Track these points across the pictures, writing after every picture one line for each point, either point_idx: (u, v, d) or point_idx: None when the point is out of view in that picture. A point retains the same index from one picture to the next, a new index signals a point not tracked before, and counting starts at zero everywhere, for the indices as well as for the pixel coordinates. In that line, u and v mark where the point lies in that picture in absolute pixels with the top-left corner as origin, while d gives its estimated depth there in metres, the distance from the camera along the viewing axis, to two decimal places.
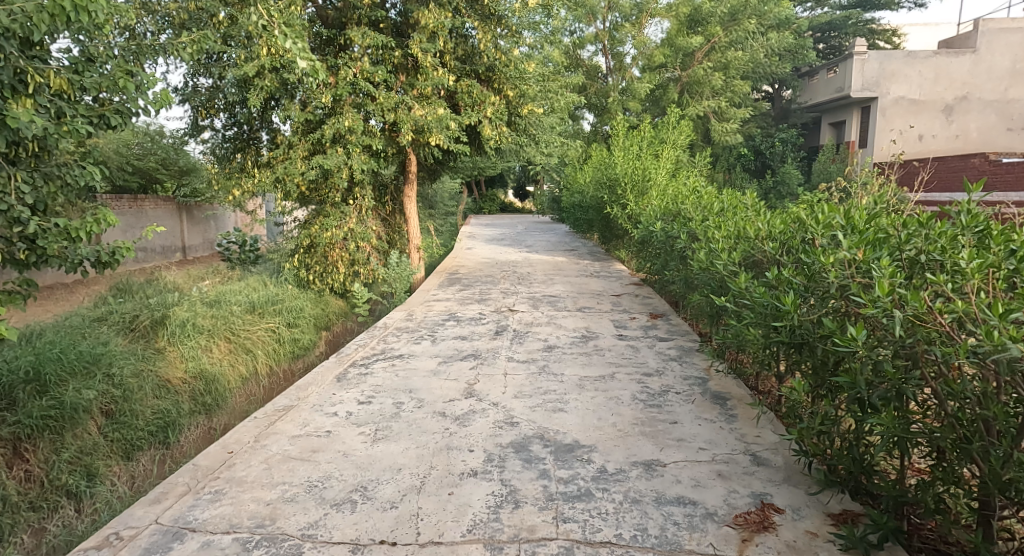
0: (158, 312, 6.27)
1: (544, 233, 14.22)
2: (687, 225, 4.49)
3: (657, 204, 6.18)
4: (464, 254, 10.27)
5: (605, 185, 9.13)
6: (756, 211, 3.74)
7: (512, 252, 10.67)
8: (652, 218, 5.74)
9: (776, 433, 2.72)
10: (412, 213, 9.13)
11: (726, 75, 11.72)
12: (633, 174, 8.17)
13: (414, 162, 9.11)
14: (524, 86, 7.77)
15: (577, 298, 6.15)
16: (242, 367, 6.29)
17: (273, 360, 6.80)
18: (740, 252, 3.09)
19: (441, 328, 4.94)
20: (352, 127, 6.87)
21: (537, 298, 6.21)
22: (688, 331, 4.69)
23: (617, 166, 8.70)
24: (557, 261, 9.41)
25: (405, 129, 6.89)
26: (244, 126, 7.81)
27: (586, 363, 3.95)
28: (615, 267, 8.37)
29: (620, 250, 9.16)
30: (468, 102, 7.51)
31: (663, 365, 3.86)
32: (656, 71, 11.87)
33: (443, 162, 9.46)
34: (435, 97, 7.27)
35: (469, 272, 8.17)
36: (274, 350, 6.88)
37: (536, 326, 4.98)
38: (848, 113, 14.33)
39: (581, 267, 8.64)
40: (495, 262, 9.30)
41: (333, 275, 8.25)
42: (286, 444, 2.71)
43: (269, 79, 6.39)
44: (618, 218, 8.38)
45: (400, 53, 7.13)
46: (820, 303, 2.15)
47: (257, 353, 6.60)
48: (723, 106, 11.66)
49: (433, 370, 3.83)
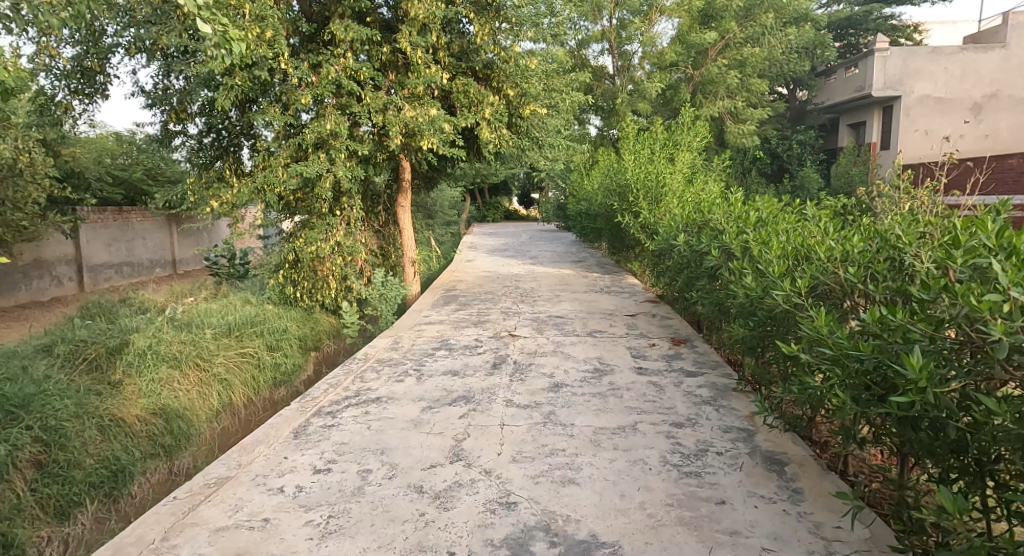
0: (116, 340, 5.61)
1: (549, 242, 13.56)
2: (719, 238, 3.79)
3: (677, 212, 5.48)
4: (463, 267, 9.62)
5: (615, 192, 8.46)
6: (811, 224, 3.06)
7: (515, 264, 9.99)
8: (671, 226, 5.06)
9: (864, 528, 2.03)
10: (407, 223, 8.48)
11: (742, 73, 11.01)
12: (646, 179, 7.49)
13: (408, 168, 8.45)
14: (526, 84, 7.12)
15: (586, 319, 5.46)
16: (214, 400, 5.65)
17: (251, 388, 6.22)
18: (807, 279, 2.34)
19: (430, 360, 4.25)
20: (334, 129, 6.20)
21: (542, 319, 5.53)
22: (719, 362, 4.00)
23: (627, 172, 8.05)
24: (563, 274, 8.75)
25: (392, 134, 6.27)
26: (221, 132, 7.25)
27: (601, 409, 3.25)
28: (628, 282, 7.70)
29: (631, 262, 8.48)
30: (464, 104, 6.89)
31: (695, 411, 3.16)
32: (666, 70, 11.19)
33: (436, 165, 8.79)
34: (428, 97, 6.64)
35: (467, 288, 7.52)
36: (251, 378, 6.29)
37: (540, 356, 4.29)
38: (869, 113, 13.60)
39: (590, 280, 7.97)
40: (497, 276, 8.63)
41: (323, 290, 7.74)
42: (204, 544, 2.03)
43: (239, 77, 5.73)
44: (629, 227, 7.72)
45: (389, 48, 6.43)
46: (963, 365, 1.60)
47: (232, 381, 6.00)
48: (739, 107, 10.98)
49: (413, 420, 3.14)
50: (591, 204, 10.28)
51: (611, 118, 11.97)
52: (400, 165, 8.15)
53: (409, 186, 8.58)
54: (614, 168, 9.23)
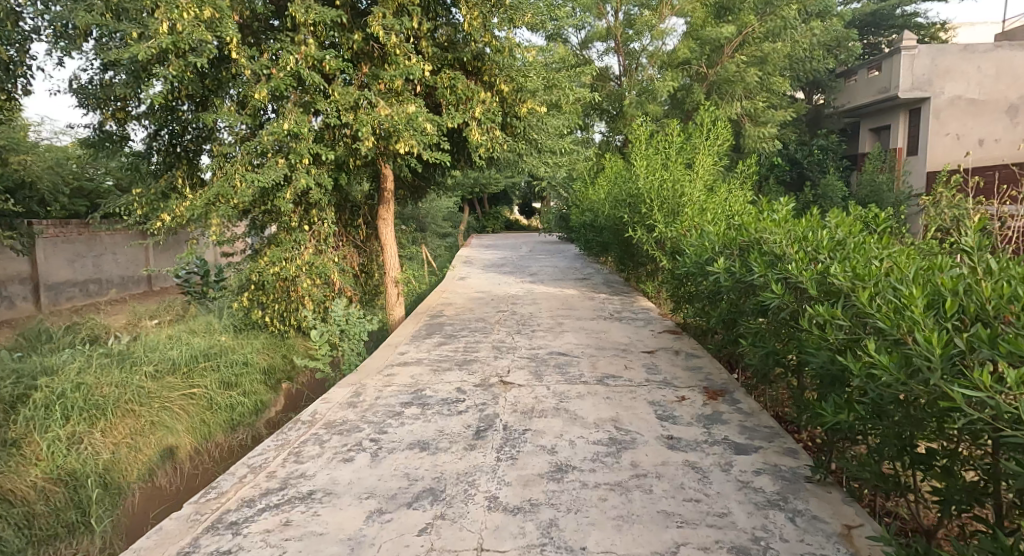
0: (22, 388, 4.73)
1: (550, 256, 12.63)
2: (777, 267, 2.82)
3: (705, 228, 4.52)
4: (455, 286, 8.68)
5: (624, 202, 7.50)
6: (942, 268, 2.15)
7: (512, 282, 9.04)
8: (701, 245, 4.09)
9: None
10: (390, 238, 7.52)
11: (763, 72, 10.08)
12: (662, 187, 6.55)
13: (392, 176, 7.50)
14: (522, 79, 6.18)
15: (596, 359, 4.51)
16: (150, 454, 4.70)
17: (199, 435, 5.32)
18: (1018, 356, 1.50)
19: (396, 423, 3.31)
20: (292, 130, 5.22)
21: (542, 358, 4.57)
22: (775, 431, 3.04)
23: (638, 179, 7.10)
24: (566, 294, 7.80)
25: (364, 137, 5.33)
26: (172, 134, 6.29)
27: (620, 517, 2.29)
28: (641, 305, 6.73)
29: (643, 282, 7.53)
30: (451, 102, 5.96)
31: (757, 525, 2.20)
32: (677, 69, 10.30)
33: (424, 174, 7.85)
34: (408, 93, 5.71)
35: (456, 313, 6.57)
36: (201, 422, 5.40)
37: (538, 419, 3.34)
38: (894, 117, 12.66)
39: (596, 303, 7.02)
40: (492, 297, 7.68)
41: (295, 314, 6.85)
42: None
43: (171, 65, 4.62)
44: (642, 242, 6.76)
45: (361, 35, 5.49)
46: None
47: (177, 427, 5.08)
48: (758, 107, 10.04)
49: (351, 540, 2.18)
50: (598, 216, 9.33)
51: (619, 121, 11.04)
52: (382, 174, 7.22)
53: (393, 196, 7.65)
54: (624, 176, 8.28)
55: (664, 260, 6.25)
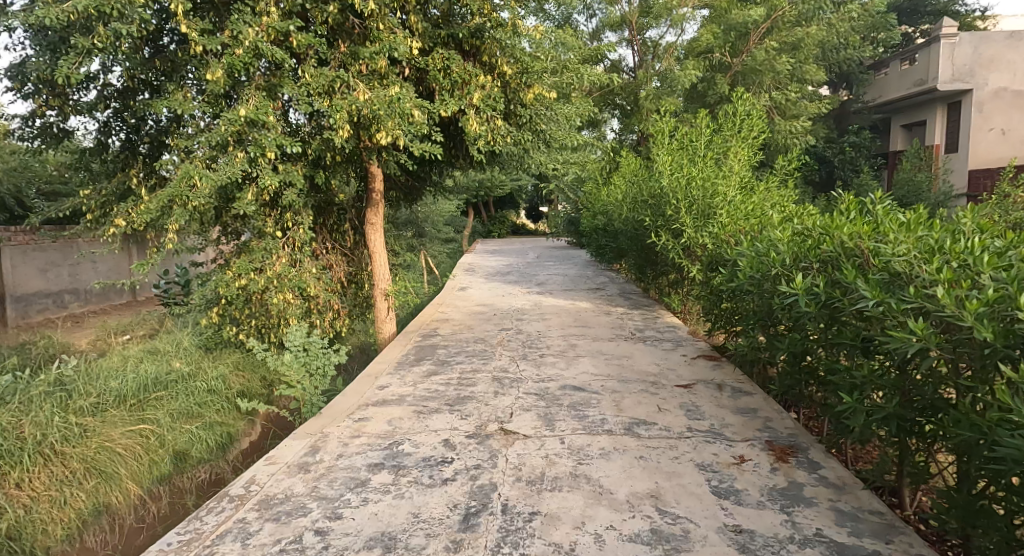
0: None
1: (559, 263, 11.77)
2: (907, 292, 1.92)
3: (757, 233, 3.63)
4: (454, 298, 7.84)
5: (644, 203, 6.63)
6: None
7: (518, 292, 8.19)
8: (758, 254, 3.22)
9: None
10: (378, 246, 6.67)
11: (794, 59, 9.23)
12: (692, 185, 5.69)
13: (381, 176, 6.64)
14: (528, 60, 5.34)
15: (621, 397, 3.64)
16: (77, 508, 4.03)
17: (146, 480, 4.54)
18: None
19: (359, 499, 2.45)
20: (249, 116, 4.33)
21: (554, 396, 3.71)
22: (888, 523, 2.17)
23: (660, 176, 6.24)
24: (579, 307, 6.94)
25: (337, 125, 4.47)
26: (125, 126, 5.42)
27: None
28: (665, 322, 5.85)
29: (666, 293, 6.67)
30: (443, 87, 5.11)
31: None
32: (699, 58, 9.46)
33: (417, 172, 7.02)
34: (394, 76, 4.87)
35: (453, 331, 5.73)
36: (150, 464, 4.63)
37: (552, 494, 2.47)
38: (930, 111, 11.74)
39: (614, 318, 6.16)
40: (495, 311, 6.83)
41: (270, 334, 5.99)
42: None
43: (97, 35, 3.74)
44: (668, 248, 5.90)
45: (338, 5, 4.63)
46: None
47: (119, 473, 4.35)
48: (790, 99, 9.16)
49: None
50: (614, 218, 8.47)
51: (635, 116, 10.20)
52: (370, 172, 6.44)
53: (382, 199, 6.79)
54: (643, 173, 7.40)
55: (696, 269, 5.39)
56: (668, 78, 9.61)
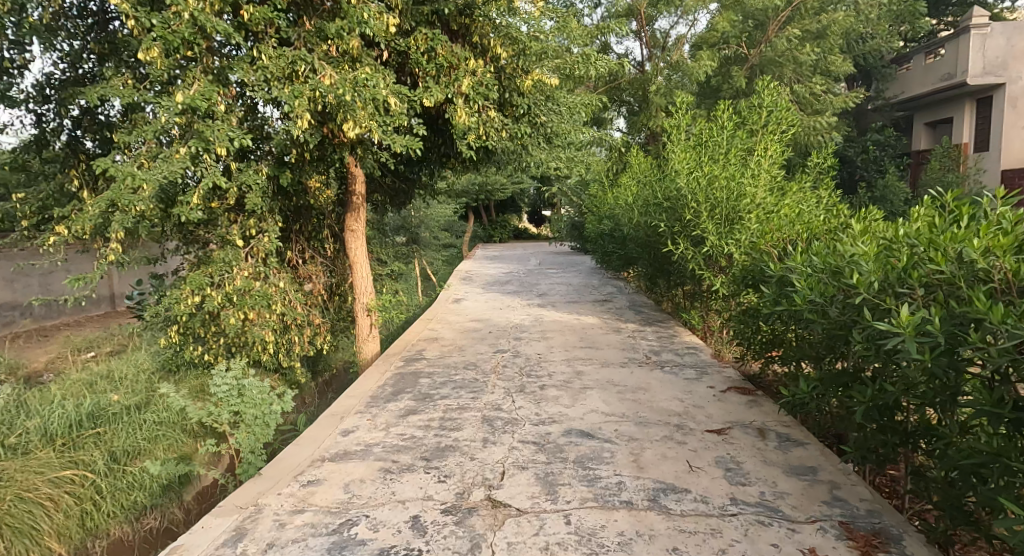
0: None
1: (563, 271, 11.06)
2: None
3: (809, 246, 2.93)
4: (447, 311, 7.14)
5: (656, 206, 5.93)
6: None
7: (517, 305, 7.48)
8: (820, 273, 2.51)
9: None
10: (360, 256, 5.96)
11: (817, 49, 8.53)
12: (715, 186, 4.99)
13: (361, 177, 5.94)
14: (525, 41, 4.66)
15: (640, 449, 2.94)
16: None
17: (70, 536, 3.82)
18: None
19: None
20: (188, 104, 3.59)
21: (556, 445, 3.01)
22: None
23: (675, 175, 5.54)
24: (585, 323, 6.25)
25: (296, 115, 3.76)
26: (68, 119, 4.71)
27: None
28: (684, 343, 5.14)
29: (683, 307, 5.96)
30: (427, 73, 4.42)
31: None
32: (714, 48, 8.76)
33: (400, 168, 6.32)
34: (369, 59, 4.18)
35: (442, 354, 5.03)
36: (80, 516, 3.91)
37: None
38: (957, 108, 11.03)
39: (625, 337, 5.45)
40: (491, 327, 6.13)
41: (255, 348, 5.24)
42: None
43: None
44: (686, 257, 5.20)
45: None
46: None
47: (36, 532, 3.63)
48: (813, 92, 8.46)
49: None
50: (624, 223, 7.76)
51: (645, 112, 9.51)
52: (350, 172, 5.77)
53: (364, 202, 6.08)
54: (657, 171, 6.69)
55: (721, 283, 4.69)
56: (682, 70, 8.93)
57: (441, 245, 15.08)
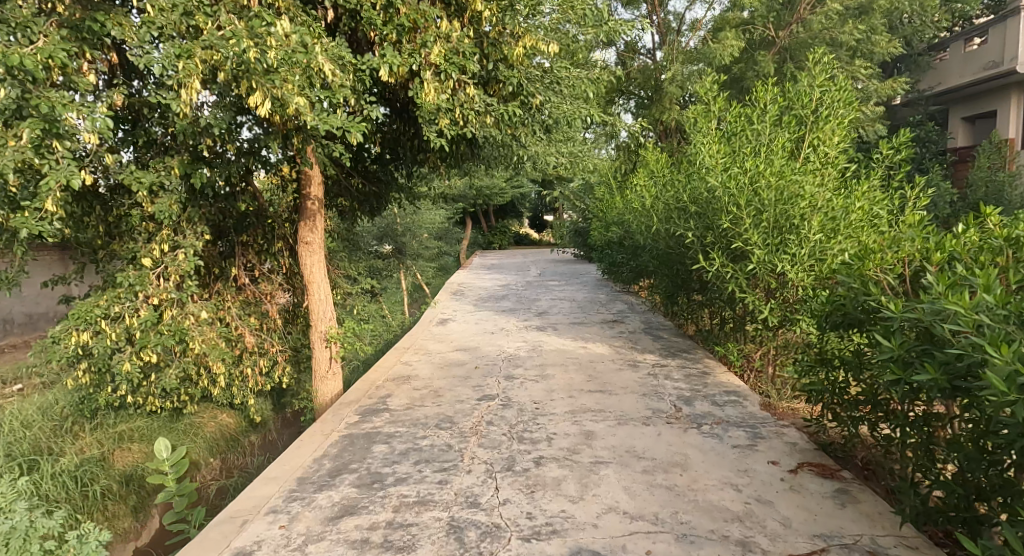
0: None
1: (566, 283, 9.98)
2: None
3: (965, 279, 1.85)
4: (430, 336, 6.07)
5: (680, 209, 4.83)
6: None
7: (513, 327, 6.40)
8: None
9: None
10: (318, 274, 4.88)
11: (857, 29, 7.46)
12: (761, 185, 3.90)
13: (318, 177, 4.86)
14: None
15: None
16: None
17: None
18: None
19: None
20: (11, 66, 2.40)
21: None
22: None
23: (705, 171, 4.45)
24: (593, 352, 5.16)
25: (184, 83, 2.64)
26: None
27: None
28: (720, 387, 4.05)
29: (714, 335, 4.88)
30: (385, 37, 3.35)
31: None
32: (738, 29, 7.70)
33: (365, 161, 5.27)
34: (305, 13, 3.10)
35: (413, 402, 3.94)
36: None
37: None
38: (1003, 99, 9.93)
39: (644, 376, 4.37)
40: (479, 359, 5.06)
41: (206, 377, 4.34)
42: None
43: None
44: (722, 276, 4.12)
45: None
46: None
47: None
48: (853, 79, 7.39)
49: None
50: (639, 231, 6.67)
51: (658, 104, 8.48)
52: (304, 172, 4.77)
53: (323, 208, 5.00)
54: (679, 167, 5.58)
55: (769, 311, 3.74)
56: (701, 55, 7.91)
57: (435, 253, 14.02)
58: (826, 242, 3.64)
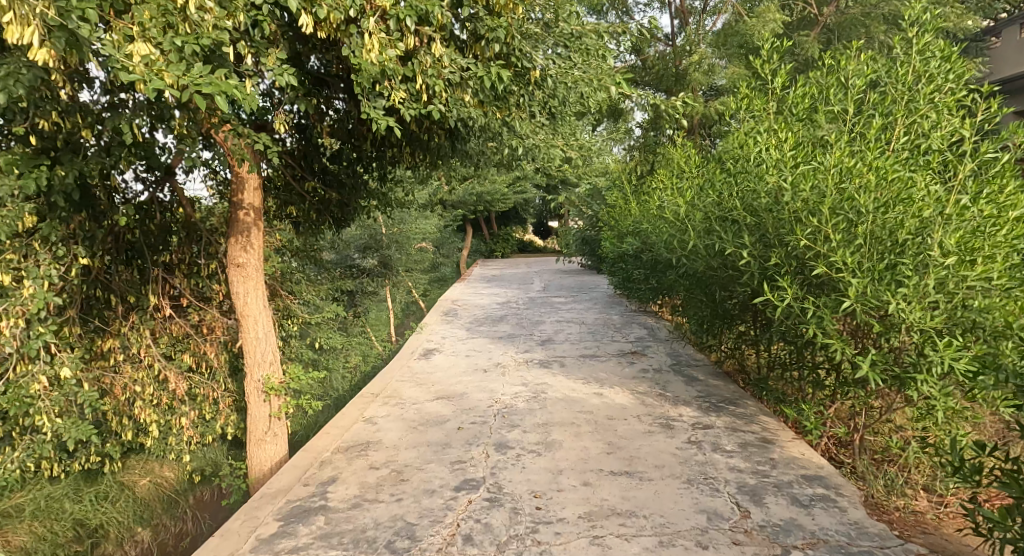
0: None
1: (573, 300, 8.87)
2: None
3: None
4: (410, 374, 4.96)
5: (726, 219, 3.71)
6: None
7: (511, 361, 5.29)
8: None
9: None
10: (255, 307, 3.75)
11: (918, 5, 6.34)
12: (856, 188, 2.78)
13: (255, 181, 3.73)
14: None
15: None
16: None
17: None
18: None
19: None
20: None
21: None
22: None
23: (763, 168, 3.32)
24: (609, 403, 4.05)
25: None
26: None
27: None
28: (793, 469, 2.91)
29: (767, 383, 3.76)
30: None
31: None
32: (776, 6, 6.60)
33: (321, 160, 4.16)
34: None
35: (365, 493, 2.83)
36: None
37: None
38: None
39: (682, 445, 3.25)
40: (464, 413, 3.94)
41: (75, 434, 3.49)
42: None
43: None
44: (794, 314, 2.99)
45: None
46: None
47: None
48: None
49: None
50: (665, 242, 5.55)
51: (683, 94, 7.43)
52: (236, 174, 3.65)
53: (263, 220, 3.87)
54: (715, 162, 4.45)
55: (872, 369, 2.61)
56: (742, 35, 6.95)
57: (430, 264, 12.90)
58: (959, 269, 2.52)
